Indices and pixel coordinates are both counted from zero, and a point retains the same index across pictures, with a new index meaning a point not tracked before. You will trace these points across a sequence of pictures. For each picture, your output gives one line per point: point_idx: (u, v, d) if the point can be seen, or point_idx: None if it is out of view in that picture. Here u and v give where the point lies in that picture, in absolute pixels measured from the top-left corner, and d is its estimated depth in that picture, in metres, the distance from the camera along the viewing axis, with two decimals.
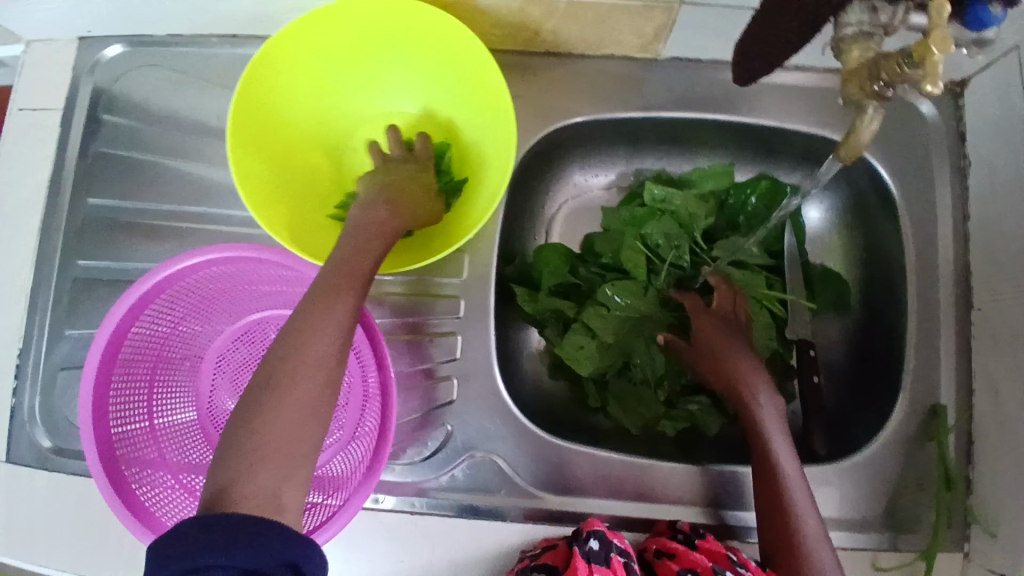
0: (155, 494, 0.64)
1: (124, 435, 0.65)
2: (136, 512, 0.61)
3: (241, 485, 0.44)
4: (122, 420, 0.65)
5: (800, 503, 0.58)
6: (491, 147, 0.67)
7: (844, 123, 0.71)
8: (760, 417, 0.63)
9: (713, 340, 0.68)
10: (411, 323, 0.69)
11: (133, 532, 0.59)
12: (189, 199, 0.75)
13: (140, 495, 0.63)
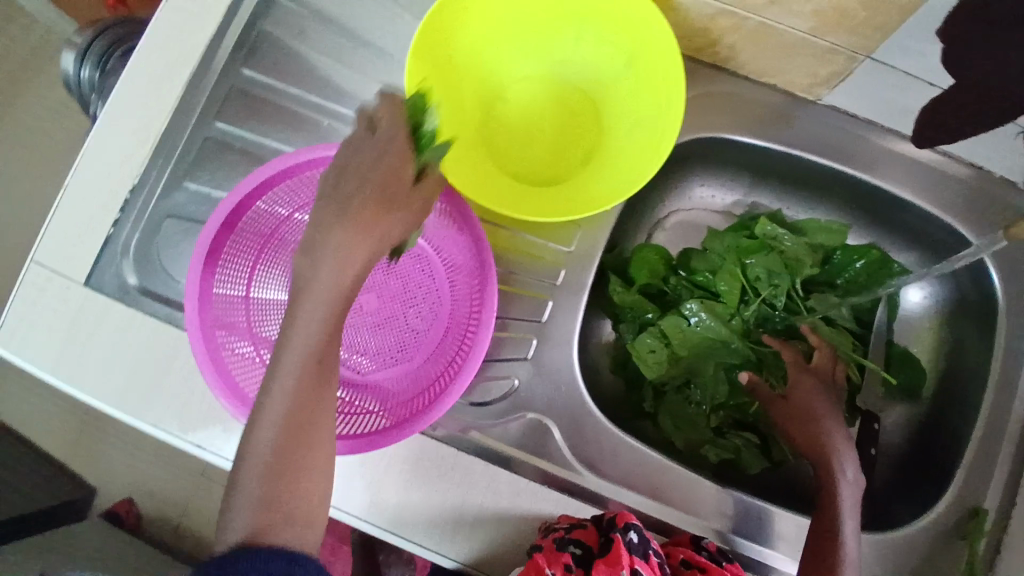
0: (236, 358, 0.66)
1: (222, 295, 0.67)
2: (220, 368, 0.63)
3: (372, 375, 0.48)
4: (223, 281, 0.67)
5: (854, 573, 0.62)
6: (644, 144, 0.67)
7: (973, 217, 0.72)
8: (839, 482, 0.67)
9: (811, 404, 0.72)
10: (508, 276, 0.72)
11: (212, 385, 0.61)
12: (336, 96, 0.75)
13: (225, 355, 0.65)
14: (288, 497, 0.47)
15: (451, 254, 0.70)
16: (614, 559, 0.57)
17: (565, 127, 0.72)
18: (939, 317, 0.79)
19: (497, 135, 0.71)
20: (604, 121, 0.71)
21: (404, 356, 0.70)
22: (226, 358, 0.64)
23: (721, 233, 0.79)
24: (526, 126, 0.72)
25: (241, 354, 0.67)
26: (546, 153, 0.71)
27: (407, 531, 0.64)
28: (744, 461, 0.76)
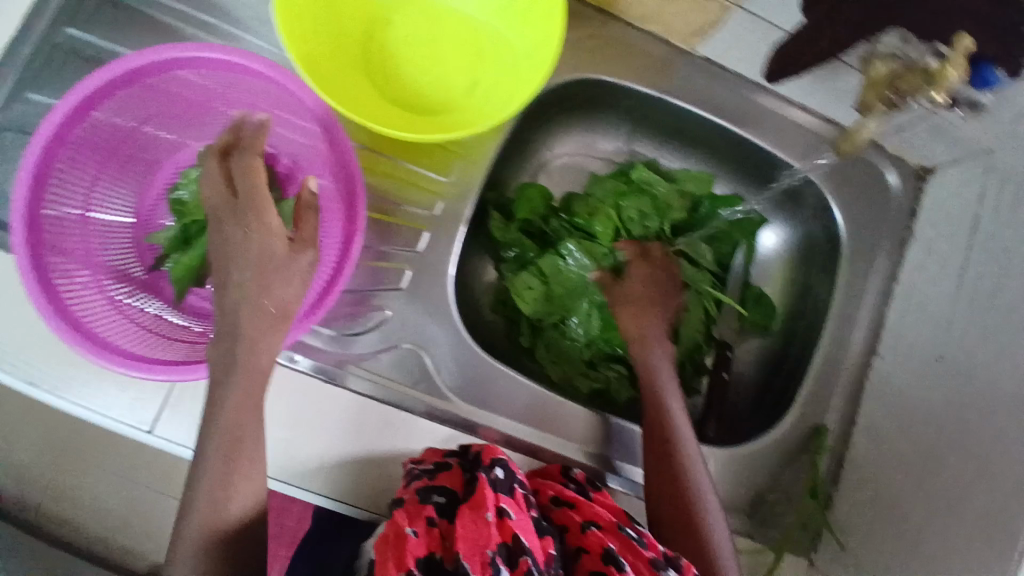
0: (76, 288, 0.58)
1: (56, 213, 0.58)
2: (56, 299, 0.55)
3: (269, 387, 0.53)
4: (58, 197, 0.58)
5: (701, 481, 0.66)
6: (526, 75, 0.65)
7: (825, 170, 0.78)
8: (654, 365, 0.73)
9: (640, 294, 0.77)
10: (385, 204, 0.70)
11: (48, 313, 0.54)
12: (202, 4, 0.67)
13: (60, 282, 0.57)
14: (225, 500, 0.51)
15: (318, 178, 0.65)
16: (478, 499, 0.51)
17: (450, 55, 0.67)
18: (789, 257, 0.86)
19: (374, 57, 0.66)
20: (488, 46, 0.67)
21: None
22: (59, 289, 0.57)
23: (600, 179, 0.82)
24: (407, 51, 0.67)
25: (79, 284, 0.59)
26: (427, 80, 0.67)
27: (264, 469, 0.62)
28: (614, 390, 0.81)
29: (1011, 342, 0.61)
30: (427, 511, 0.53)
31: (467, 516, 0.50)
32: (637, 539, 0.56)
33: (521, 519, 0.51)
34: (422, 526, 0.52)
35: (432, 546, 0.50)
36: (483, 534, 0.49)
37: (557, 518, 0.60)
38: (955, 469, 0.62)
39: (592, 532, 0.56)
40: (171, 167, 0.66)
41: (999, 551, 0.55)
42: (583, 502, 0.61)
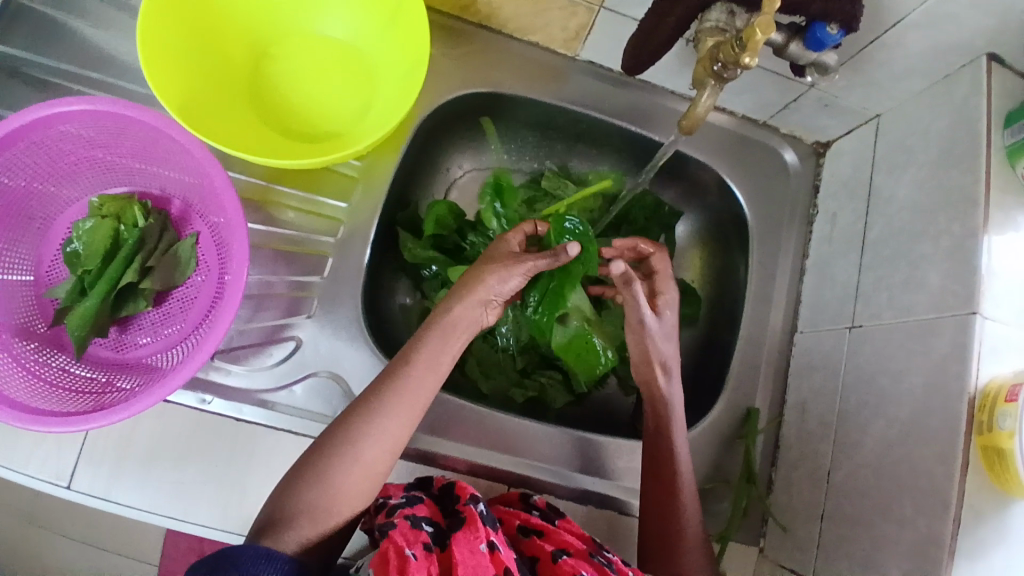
0: None
1: None
2: None
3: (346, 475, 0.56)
4: None
5: (689, 513, 0.65)
6: (406, 91, 0.69)
7: (726, 157, 0.80)
8: (668, 402, 0.67)
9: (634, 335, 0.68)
10: (293, 235, 0.71)
11: None
12: (91, 62, 0.71)
13: None
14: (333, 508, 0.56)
15: (215, 218, 0.67)
16: (471, 526, 0.53)
17: (338, 80, 0.72)
18: (705, 244, 0.87)
19: (263, 95, 0.71)
20: (371, 75, 0.73)
21: (169, 328, 0.67)
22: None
23: (512, 189, 0.82)
24: (297, 79, 0.71)
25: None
26: (317, 106, 0.71)
27: (191, 514, 0.63)
28: (550, 397, 0.80)
29: (912, 298, 0.62)
30: (422, 537, 0.53)
31: (463, 544, 0.52)
32: (608, 565, 0.57)
33: (509, 553, 0.53)
34: (421, 550, 0.51)
35: (432, 569, 0.50)
36: (479, 563, 0.51)
37: (525, 549, 0.60)
38: (877, 434, 0.62)
39: (565, 560, 0.56)
40: (67, 221, 0.68)
41: (930, 508, 0.54)
42: (552, 529, 0.60)
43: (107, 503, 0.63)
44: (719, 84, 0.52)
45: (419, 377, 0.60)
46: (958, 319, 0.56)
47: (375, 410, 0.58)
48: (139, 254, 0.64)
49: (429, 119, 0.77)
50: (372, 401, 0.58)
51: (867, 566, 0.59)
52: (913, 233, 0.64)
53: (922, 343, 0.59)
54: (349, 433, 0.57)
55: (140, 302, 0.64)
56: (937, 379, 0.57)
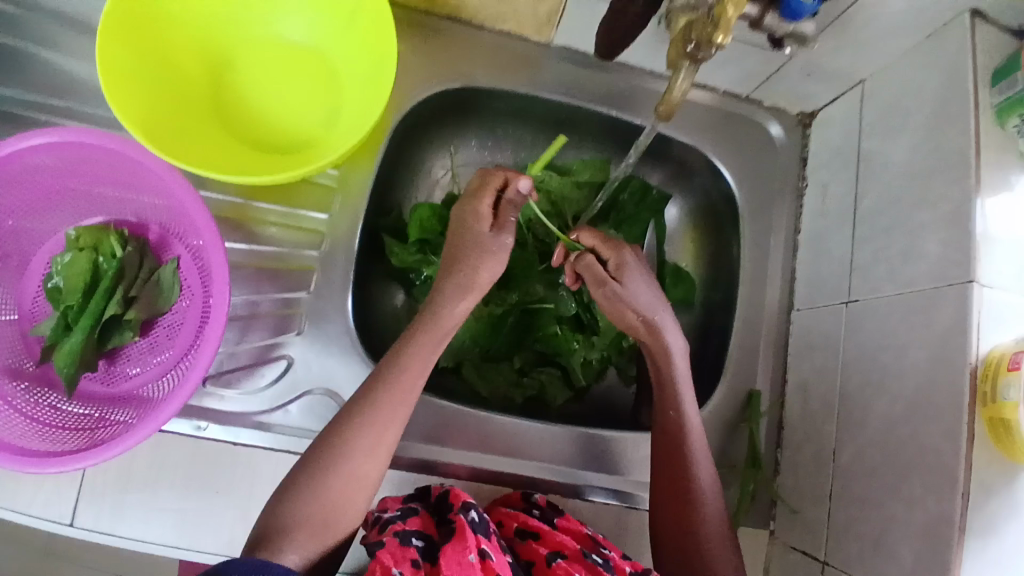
0: None
1: None
2: None
3: (335, 492, 0.56)
4: None
5: (708, 497, 0.63)
6: (377, 93, 0.68)
7: (712, 135, 0.79)
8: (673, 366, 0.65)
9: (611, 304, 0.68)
10: (278, 253, 0.70)
11: None
12: (56, 92, 0.69)
13: None
14: (323, 527, 0.54)
15: (194, 240, 0.66)
16: (460, 538, 0.53)
17: (305, 88, 0.70)
18: (695, 226, 0.85)
19: (231, 110, 0.69)
20: (340, 79, 0.71)
21: (158, 356, 0.66)
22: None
23: None
24: (262, 92, 0.70)
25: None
26: (286, 118, 0.69)
27: (196, 542, 0.63)
28: (550, 393, 0.79)
29: (909, 269, 0.61)
30: (411, 553, 0.53)
31: (451, 555, 0.52)
32: (603, 564, 0.56)
33: (501, 561, 0.53)
34: (409, 568, 0.52)
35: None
36: (467, 574, 0.51)
37: (523, 552, 0.60)
38: (881, 412, 0.61)
39: (557, 565, 0.56)
40: (45, 257, 0.67)
41: (938, 483, 0.54)
42: (547, 531, 0.61)
43: (111, 537, 0.63)
44: (694, 66, 0.49)
45: (410, 379, 0.60)
46: (958, 289, 0.55)
47: (367, 421, 0.58)
48: (121, 285, 0.63)
49: (403, 120, 0.75)
50: (364, 415, 0.58)
51: (879, 546, 0.58)
52: (909, 201, 0.62)
53: (922, 315, 0.58)
54: (342, 449, 0.57)
55: (126, 332, 0.63)
56: (938, 350, 0.56)
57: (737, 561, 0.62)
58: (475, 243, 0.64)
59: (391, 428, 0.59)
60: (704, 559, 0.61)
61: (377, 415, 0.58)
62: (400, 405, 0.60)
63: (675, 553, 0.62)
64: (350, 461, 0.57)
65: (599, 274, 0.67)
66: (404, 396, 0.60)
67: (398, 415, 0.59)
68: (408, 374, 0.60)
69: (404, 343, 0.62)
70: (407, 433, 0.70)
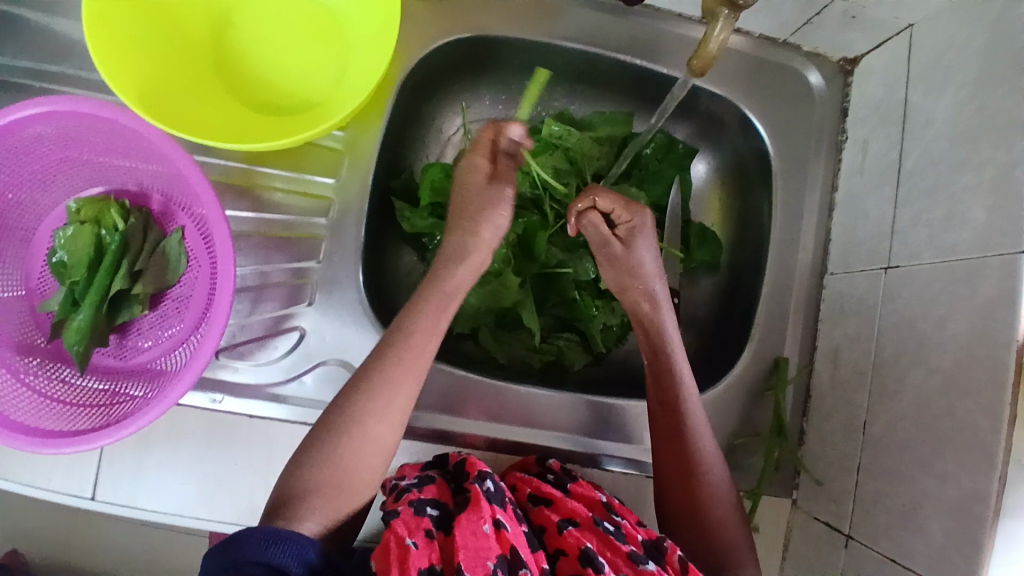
0: None
1: None
2: None
3: (348, 458, 0.54)
4: None
5: (712, 472, 0.61)
6: (383, 49, 0.63)
7: (742, 86, 0.73)
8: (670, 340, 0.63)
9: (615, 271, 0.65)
10: (286, 220, 0.67)
11: None
12: (43, 54, 0.65)
13: None
14: (337, 491, 0.53)
15: (197, 209, 0.63)
16: (475, 507, 0.53)
17: (306, 45, 0.65)
18: (722, 184, 0.80)
19: (228, 71, 0.65)
20: (343, 34, 0.66)
21: (169, 329, 0.64)
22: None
23: None
24: (260, 48, 0.65)
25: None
26: (288, 78, 0.65)
27: (216, 512, 0.63)
28: (568, 358, 0.77)
29: (954, 236, 0.56)
30: (425, 524, 0.53)
31: (465, 526, 0.51)
32: (614, 532, 0.55)
33: (516, 531, 0.52)
34: (422, 538, 0.51)
35: (432, 557, 0.50)
36: (482, 545, 0.50)
37: (535, 518, 0.60)
38: (915, 384, 0.58)
39: (569, 532, 0.55)
40: (49, 230, 0.65)
41: (973, 464, 0.52)
42: (560, 498, 0.60)
43: (131, 510, 0.63)
44: (733, 14, 0.44)
45: (425, 345, 0.59)
46: (1005, 260, 0.51)
47: (386, 390, 0.57)
48: (126, 259, 0.61)
49: (412, 76, 0.70)
50: (380, 382, 0.57)
51: (907, 522, 0.57)
52: (953, 161, 0.57)
53: (966, 287, 0.54)
54: (361, 415, 0.56)
55: (134, 307, 0.62)
56: (983, 327, 0.52)
57: (747, 535, 0.61)
58: (478, 196, 0.62)
59: (405, 389, 0.57)
60: (710, 535, 0.59)
61: (390, 376, 0.57)
62: (414, 364, 0.58)
63: (680, 528, 0.61)
64: (363, 424, 0.55)
65: (602, 236, 0.64)
66: (419, 364, 0.58)
67: (415, 375, 0.58)
68: (419, 335, 0.59)
69: (416, 306, 0.60)
70: (423, 404, 0.69)
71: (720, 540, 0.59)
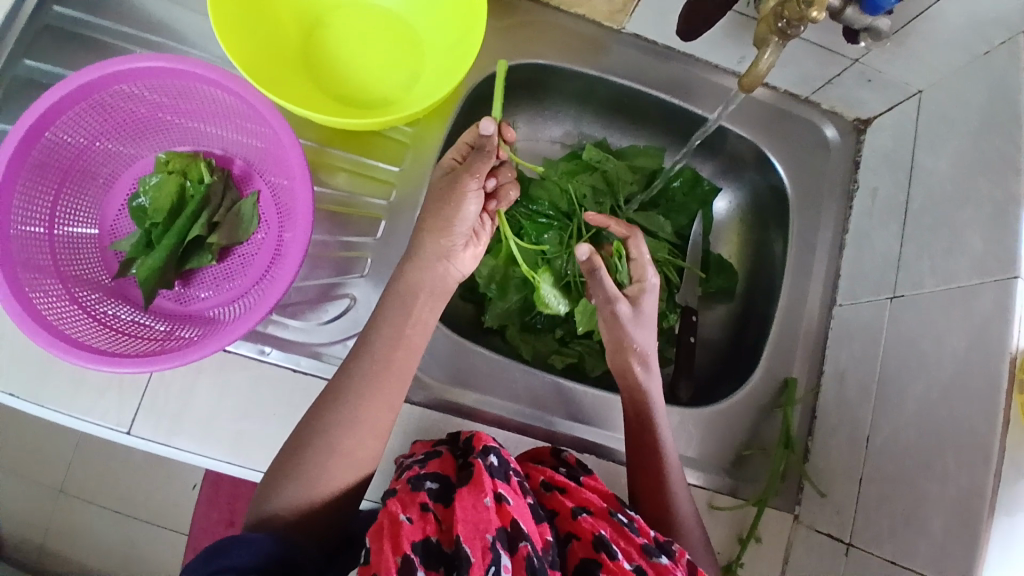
0: (48, 300, 0.62)
1: (14, 232, 0.62)
2: (26, 308, 0.59)
3: (321, 473, 0.55)
4: (11, 218, 0.62)
5: (676, 481, 0.64)
6: (460, 57, 0.71)
7: (769, 133, 0.82)
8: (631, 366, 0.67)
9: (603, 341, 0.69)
10: (346, 198, 0.73)
11: (18, 322, 0.57)
12: (149, 27, 0.74)
13: (31, 296, 0.61)
14: (315, 495, 0.55)
15: (276, 178, 0.69)
16: (476, 483, 0.51)
17: (389, 50, 0.74)
18: (742, 221, 0.89)
19: (320, 62, 0.73)
20: (422, 44, 0.75)
21: (230, 283, 0.69)
22: (30, 296, 0.60)
23: (552, 163, 0.84)
24: (349, 46, 0.74)
25: (52, 295, 0.63)
26: (370, 74, 0.73)
27: (246, 459, 0.65)
28: (586, 364, 0.81)
29: (953, 265, 0.63)
30: (421, 497, 0.52)
31: (466, 498, 0.50)
32: (627, 525, 0.56)
33: (519, 504, 0.51)
34: (417, 511, 0.50)
35: (429, 530, 0.49)
36: (482, 518, 0.48)
37: (546, 502, 0.59)
38: (917, 398, 0.63)
39: (583, 518, 0.55)
40: (130, 180, 0.70)
41: (971, 466, 0.56)
42: (573, 486, 0.60)
43: (166, 448, 0.65)
44: (783, 42, 0.52)
45: (385, 355, 0.59)
46: (1000, 282, 0.57)
47: (359, 376, 0.58)
48: (206, 210, 0.66)
49: (476, 88, 0.78)
50: (340, 390, 0.58)
51: (909, 525, 0.60)
52: (954, 202, 0.65)
53: (964, 307, 0.60)
54: (335, 400, 0.57)
55: (205, 255, 0.66)
56: (978, 342, 0.58)
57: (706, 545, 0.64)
58: (439, 190, 0.61)
59: (381, 406, 0.58)
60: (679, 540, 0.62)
61: (372, 392, 0.58)
62: (397, 385, 0.59)
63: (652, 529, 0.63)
64: (342, 443, 0.56)
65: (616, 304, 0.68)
66: (391, 351, 0.59)
67: (395, 397, 0.59)
68: (392, 355, 0.59)
69: (379, 312, 0.61)
70: (452, 383, 0.72)
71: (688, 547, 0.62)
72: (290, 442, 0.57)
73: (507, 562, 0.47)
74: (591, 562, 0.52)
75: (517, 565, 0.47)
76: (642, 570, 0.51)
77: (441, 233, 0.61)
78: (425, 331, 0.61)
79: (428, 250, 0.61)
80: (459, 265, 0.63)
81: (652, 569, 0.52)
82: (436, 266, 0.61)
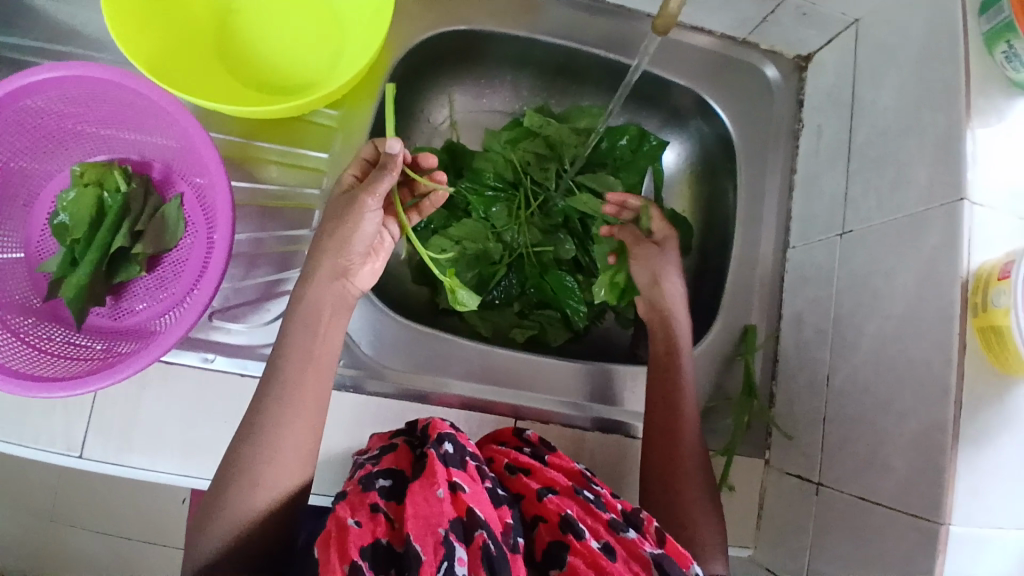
0: None
1: None
2: None
3: (248, 509, 0.53)
4: None
5: (691, 422, 0.67)
6: (376, 34, 0.68)
7: (710, 80, 0.80)
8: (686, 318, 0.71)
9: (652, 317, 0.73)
10: (279, 192, 0.71)
11: None
12: (52, 34, 0.70)
13: None
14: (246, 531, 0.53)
15: (198, 178, 0.67)
16: (427, 475, 0.49)
17: (305, 32, 0.70)
18: (692, 172, 0.87)
19: (232, 50, 0.70)
20: (339, 23, 0.71)
21: (164, 292, 0.67)
22: None
23: (494, 132, 0.81)
24: (262, 31, 0.70)
25: None
26: (287, 59, 0.70)
27: (202, 470, 0.64)
28: (549, 335, 0.80)
29: (900, 195, 0.61)
30: (372, 498, 0.50)
31: (417, 492, 0.48)
32: (594, 501, 0.53)
33: (476, 492, 0.49)
34: (366, 513, 0.49)
35: (379, 531, 0.48)
36: (434, 511, 0.47)
37: (511, 485, 0.57)
38: (874, 332, 0.62)
39: (548, 499, 0.53)
40: (50, 196, 0.68)
41: (931, 397, 0.55)
42: (538, 467, 0.57)
43: (121, 467, 0.63)
44: None
45: (296, 376, 0.57)
46: (947, 209, 0.56)
47: (267, 405, 0.56)
48: (128, 219, 0.64)
49: (403, 64, 0.75)
50: (254, 421, 0.56)
51: (874, 462, 0.59)
52: (897, 131, 0.63)
53: (913, 237, 0.59)
54: (251, 432, 0.55)
55: (132, 267, 0.64)
56: (930, 271, 0.57)
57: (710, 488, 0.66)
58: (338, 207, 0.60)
59: (299, 428, 0.56)
60: (684, 485, 0.64)
61: (287, 417, 0.56)
62: (311, 404, 0.57)
63: (659, 472, 0.65)
64: (261, 475, 0.54)
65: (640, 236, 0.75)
66: (308, 362, 0.58)
67: (313, 417, 0.57)
68: (303, 375, 0.57)
69: (283, 339, 0.59)
70: (405, 368, 0.71)
71: (691, 491, 0.64)
72: (213, 481, 0.55)
73: (462, 553, 0.45)
74: (558, 545, 0.50)
75: (472, 556, 0.45)
76: (610, 548, 0.48)
77: (334, 251, 0.60)
78: (333, 346, 0.60)
79: (321, 267, 0.60)
80: (359, 281, 0.62)
81: (619, 544, 0.49)
82: (330, 284, 0.60)
